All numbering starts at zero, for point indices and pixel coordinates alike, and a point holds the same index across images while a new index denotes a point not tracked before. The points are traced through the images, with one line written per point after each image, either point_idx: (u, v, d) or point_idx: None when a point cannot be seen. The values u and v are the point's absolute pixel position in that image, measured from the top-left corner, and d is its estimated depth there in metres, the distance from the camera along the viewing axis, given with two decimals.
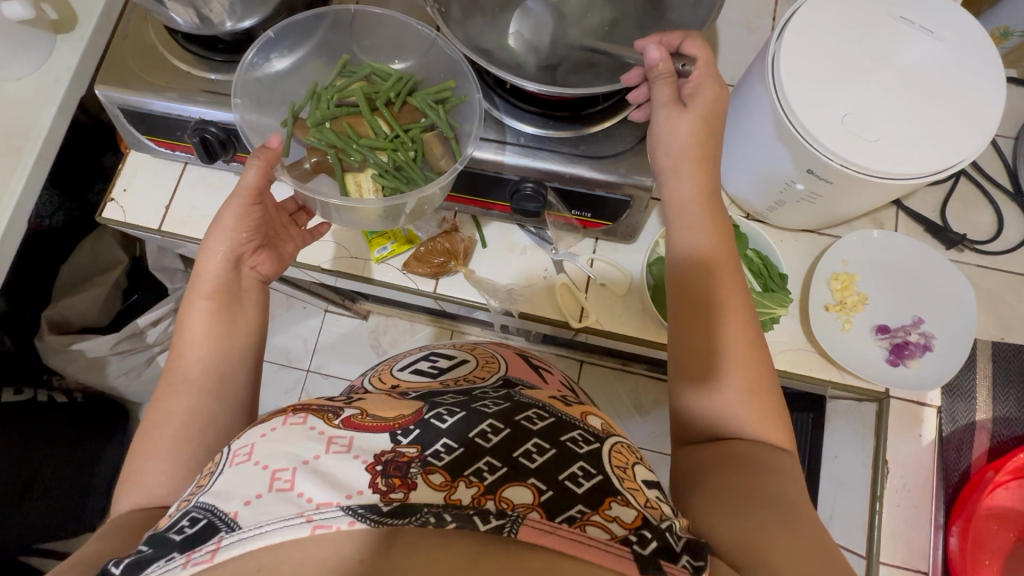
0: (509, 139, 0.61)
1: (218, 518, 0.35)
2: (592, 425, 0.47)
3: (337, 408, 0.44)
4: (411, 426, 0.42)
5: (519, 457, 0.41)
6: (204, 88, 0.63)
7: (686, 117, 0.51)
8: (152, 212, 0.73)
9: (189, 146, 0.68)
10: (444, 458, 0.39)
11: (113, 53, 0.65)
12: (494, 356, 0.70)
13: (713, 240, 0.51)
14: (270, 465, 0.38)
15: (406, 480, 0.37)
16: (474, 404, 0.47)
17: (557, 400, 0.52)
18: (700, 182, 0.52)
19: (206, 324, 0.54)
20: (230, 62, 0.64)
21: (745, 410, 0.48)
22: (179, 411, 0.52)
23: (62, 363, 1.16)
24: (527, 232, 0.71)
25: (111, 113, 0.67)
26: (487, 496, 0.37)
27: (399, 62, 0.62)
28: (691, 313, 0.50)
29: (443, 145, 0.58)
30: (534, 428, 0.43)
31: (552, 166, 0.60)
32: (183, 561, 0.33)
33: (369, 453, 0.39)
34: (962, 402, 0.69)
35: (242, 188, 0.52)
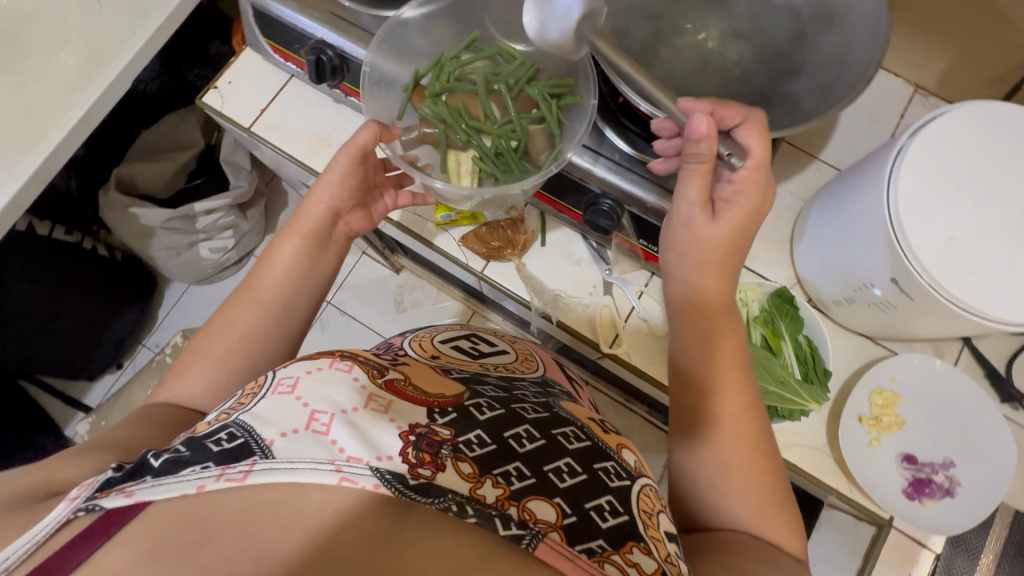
0: (603, 151, 0.60)
1: (254, 440, 0.35)
2: (626, 460, 0.49)
3: (381, 368, 0.47)
4: (449, 409, 0.44)
5: (550, 473, 0.41)
6: (331, 10, 0.65)
7: (714, 226, 0.52)
8: (247, 111, 0.75)
9: (302, 61, 0.70)
10: (475, 449, 0.40)
11: None
12: (532, 356, 0.72)
13: (728, 333, 0.53)
14: (310, 404, 0.39)
15: (436, 460, 0.38)
16: (513, 404, 0.48)
17: (594, 424, 0.54)
18: (722, 278, 0.54)
19: (295, 257, 0.58)
20: None
21: (754, 501, 0.48)
22: (240, 328, 0.55)
23: (116, 220, 1.22)
24: (588, 245, 0.70)
25: (243, 9, 0.69)
26: (511, 502, 0.37)
27: (524, 44, 0.62)
28: (699, 392, 0.52)
29: (547, 141, 0.58)
30: (569, 447, 0.45)
31: (636, 189, 0.60)
32: (216, 474, 0.34)
33: (405, 421, 0.40)
34: (964, 557, 0.66)
35: (353, 145, 0.57)
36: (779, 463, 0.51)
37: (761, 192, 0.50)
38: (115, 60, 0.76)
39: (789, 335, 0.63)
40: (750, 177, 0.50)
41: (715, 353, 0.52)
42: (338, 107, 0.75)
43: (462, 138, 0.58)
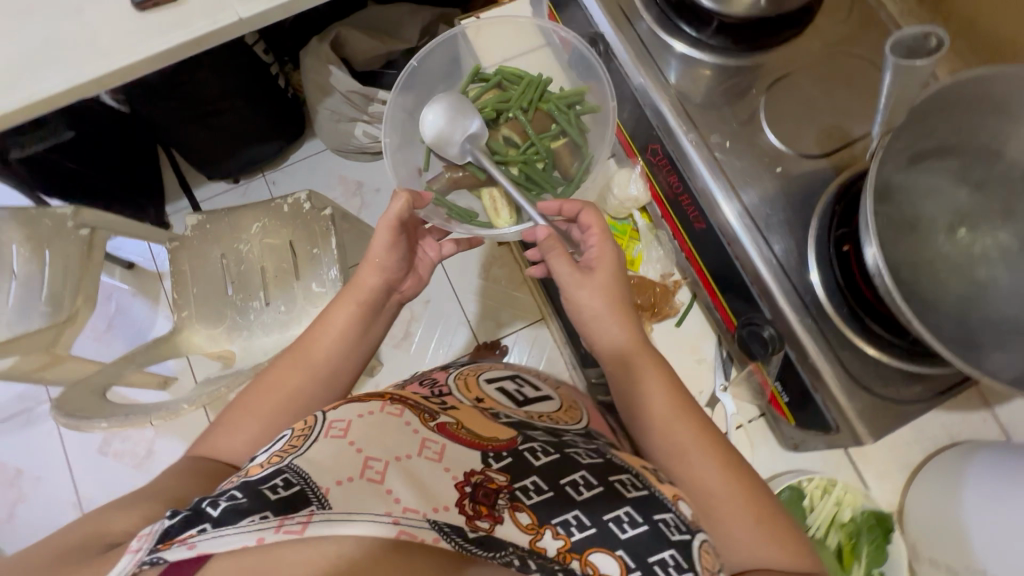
0: (793, 278, 0.60)
1: (311, 491, 0.45)
2: (682, 511, 0.57)
3: (433, 413, 0.62)
4: (503, 455, 0.57)
5: (610, 522, 0.52)
6: (628, 17, 0.71)
7: (592, 289, 0.75)
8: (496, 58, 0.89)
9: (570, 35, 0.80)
10: (530, 498, 0.52)
11: None
12: (574, 407, 0.82)
13: (659, 380, 0.70)
14: (366, 451, 0.51)
15: (492, 513, 0.50)
16: (566, 452, 0.60)
17: (648, 471, 0.62)
18: (632, 331, 0.73)
19: (346, 325, 0.76)
20: (659, 15, 0.70)
21: (749, 524, 0.61)
22: (286, 391, 0.71)
23: (309, 67, 1.28)
24: (718, 352, 0.78)
25: None
26: (573, 555, 0.49)
27: (787, 146, 0.63)
28: (650, 425, 0.68)
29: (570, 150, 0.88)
30: (627, 494, 0.55)
31: (805, 335, 0.58)
32: (276, 525, 0.41)
33: (461, 472, 0.53)
34: None
35: (390, 216, 0.77)
36: (761, 486, 0.64)
37: (609, 245, 0.75)
38: None
39: (861, 559, 0.78)
40: (603, 242, 0.75)
41: (649, 394, 0.69)
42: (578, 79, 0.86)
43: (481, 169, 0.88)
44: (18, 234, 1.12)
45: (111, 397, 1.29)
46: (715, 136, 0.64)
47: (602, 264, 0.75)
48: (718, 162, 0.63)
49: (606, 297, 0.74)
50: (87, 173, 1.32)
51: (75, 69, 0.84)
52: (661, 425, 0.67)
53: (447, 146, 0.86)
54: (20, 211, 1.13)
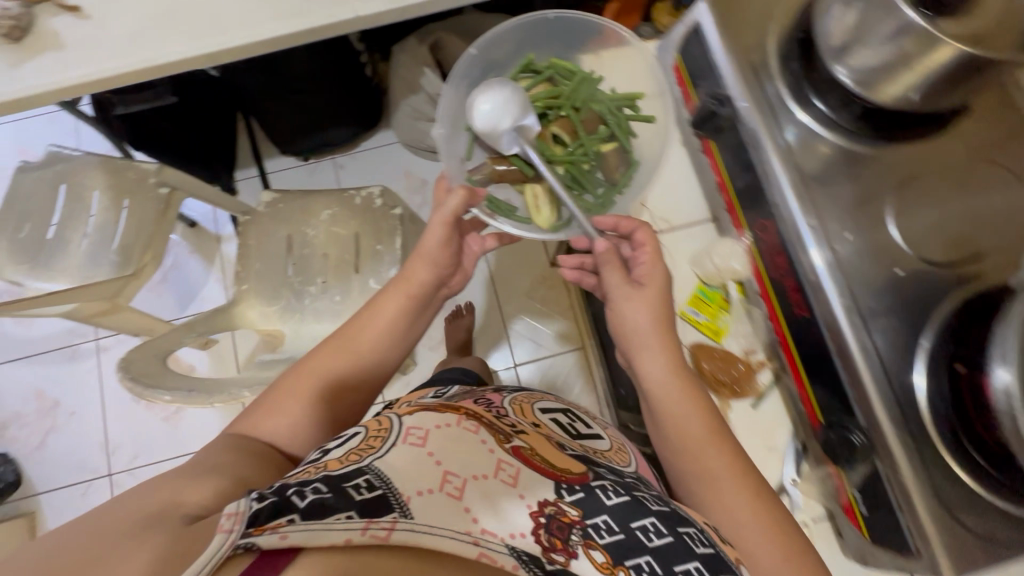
0: (899, 384, 0.58)
1: (393, 499, 0.47)
2: (743, 575, 0.59)
3: (507, 435, 0.64)
4: (575, 487, 0.58)
5: (678, 574, 0.53)
6: (761, 84, 0.69)
7: (644, 303, 0.75)
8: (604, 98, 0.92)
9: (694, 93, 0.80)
10: (602, 536, 0.53)
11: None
12: (625, 450, 0.78)
13: (694, 408, 0.71)
14: (445, 466, 0.54)
15: (566, 545, 0.51)
16: (635, 493, 0.60)
17: (714, 528, 0.63)
18: (671, 355, 0.73)
19: (397, 316, 0.80)
20: (794, 88, 0.68)
21: (774, 560, 0.63)
22: (332, 375, 0.75)
23: (402, 64, 1.30)
24: (793, 443, 0.78)
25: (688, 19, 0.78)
26: None
27: (912, 247, 0.61)
28: (681, 449, 0.70)
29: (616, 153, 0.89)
30: (694, 549, 0.56)
31: (902, 445, 0.57)
32: (362, 526, 0.41)
33: (535, 500, 0.54)
34: None
35: (446, 216, 0.80)
36: (791, 525, 0.66)
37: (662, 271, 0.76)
38: None
39: None
40: (653, 261, 0.76)
41: (681, 418, 0.71)
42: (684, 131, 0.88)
43: (528, 164, 0.86)
44: (101, 179, 1.18)
45: (170, 360, 1.35)
46: (839, 225, 0.63)
47: (649, 289, 0.75)
48: (843, 254, 0.61)
49: (652, 319, 0.74)
50: (178, 134, 1.37)
51: (191, 40, 0.86)
52: (692, 457, 0.69)
53: (496, 137, 0.85)
54: (108, 160, 1.17)
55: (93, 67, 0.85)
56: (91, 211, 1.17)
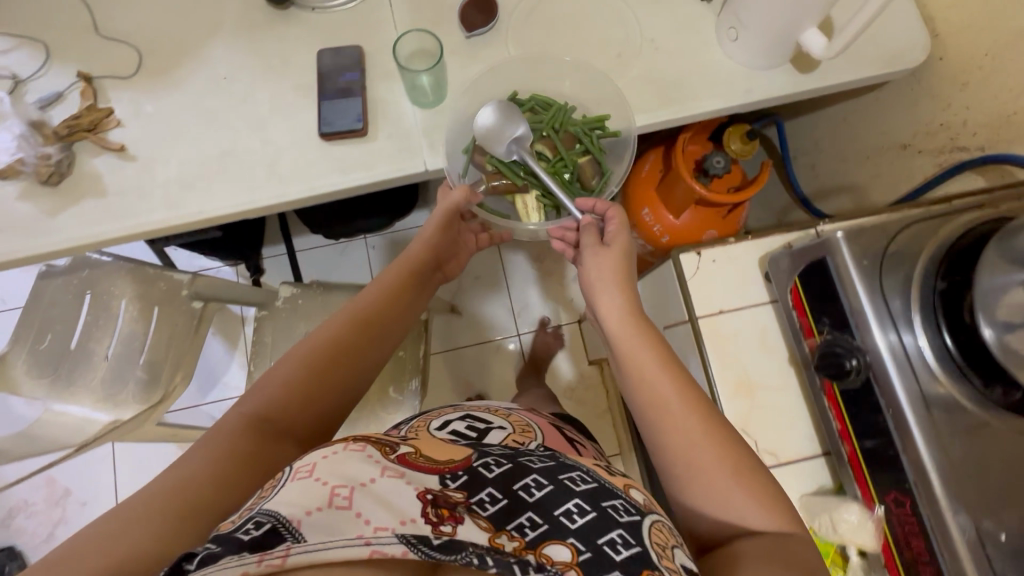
0: None
1: (283, 530, 0.45)
2: (634, 498, 0.57)
3: (393, 446, 0.60)
4: (459, 473, 0.57)
5: (561, 516, 0.52)
6: (906, 343, 0.60)
7: (609, 254, 0.76)
8: (706, 303, 0.73)
9: (814, 337, 0.66)
10: (487, 507, 0.53)
11: (880, 230, 0.64)
12: (529, 428, 0.80)
13: (659, 345, 0.67)
14: (330, 483, 0.51)
15: (453, 514, 0.50)
16: (518, 459, 0.60)
17: (601, 470, 0.63)
18: (628, 300, 0.72)
19: (393, 280, 0.80)
20: (946, 352, 0.58)
21: (722, 475, 0.56)
22: (325, 336, 0.70)
23: None
24: None
25: (810, 242, 0.67)
26: (529, 549, 0.49)
27: None
28: (648, 386, 0.64)
29: (592, 168, 0.92)
30: (576, 489, 0.55)
31: None
32: (256, 559, 0.42)
33: (419, 484, 0.54)
34: None
35: (437, 221, 0.84)
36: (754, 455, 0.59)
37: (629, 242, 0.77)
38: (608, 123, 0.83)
39: None
40: (617, 228, 0.78)
41: (637, 357, 0.67)
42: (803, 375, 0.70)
43: (517, 173, 0.89)
44: (131, 287, 1.11)
45: None
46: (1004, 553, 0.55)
47: (613, 250, 0.76)
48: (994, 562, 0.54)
49: (615, 262, 0.75)
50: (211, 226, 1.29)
51: (251, 193, 0.79)
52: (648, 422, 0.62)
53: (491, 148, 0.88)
54: (138, 266, 1.11)
55: (145, 218, 0.78)
56: (120, 319, 1.10)
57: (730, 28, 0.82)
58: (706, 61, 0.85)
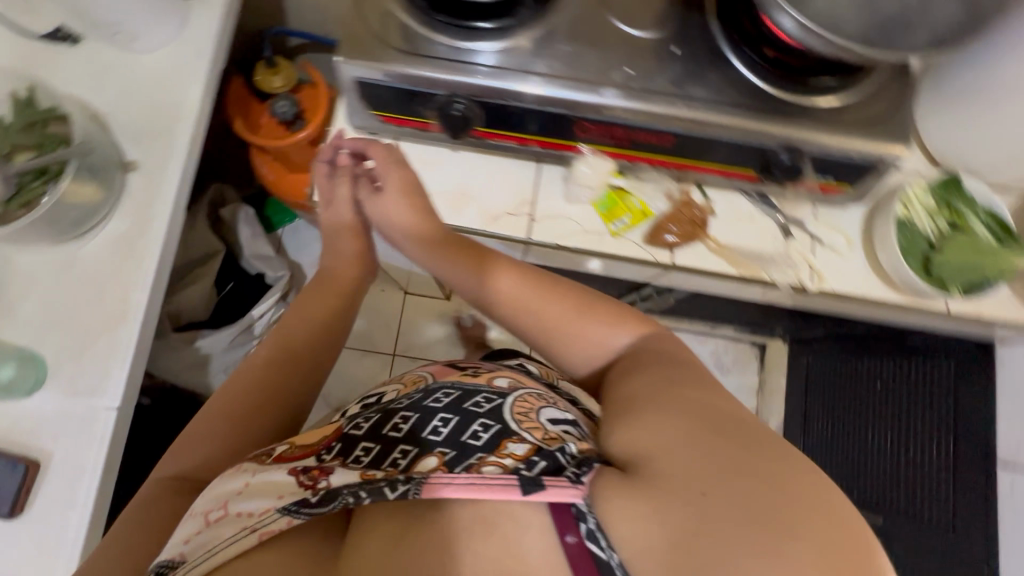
0: (733, 101, 0.62)
1: (169, 564, 0.52)
2: (498, 386, 0.60)
3: (271, 447, 0.59)
4: (334, 444, 0.57)
5: (427, 435, 0.52)
6: (444, 57, 0.60)
7: (383, 197, 0.67)
8: (369, 194, 0.69)
9: (426, 121, 0.65)
10: (363, 460, 0.52)
11: (350, 23, 0.61)
12: (421, 374, 0.68)
13: (423, 224, 0.67)
14: (207, 508, 0.54)
15: (324, 469, 0.52)
16: (388, 407, 0.58)
17: (465, 374, 0.63)
18: (412, 214, 0.67)
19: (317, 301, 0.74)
20: (468, 31, 0.61)
21: (589, 320, 0.61)
22: (258, 361, 0.69)
23: (169, 364, 1.07)
24: (752, 200, 0.72)
25: (340, 86, 0.63)
26: (401, 473, 0.50)
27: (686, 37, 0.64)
28: (472, 253, 0.66)
29: (58, 121, 0.71)
30: (440, 406, 0.55)
31: (807, 133, 0.62)
32: None
33: (293, 466, 0.54)
34: None
35: (343, 221, 0.74)
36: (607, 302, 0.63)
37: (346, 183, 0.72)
38: (161, 201, 0.76)
39: (968, 210, 0.67)
40: (387, 160, 0.67)
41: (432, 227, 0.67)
42: (478, 156, 0.71)
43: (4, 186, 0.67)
44: None
45: None
46: (658, 92, 0.61)
47: (392, 188, 0.67)
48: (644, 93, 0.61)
49: (402, 201, 0.67)
50: None
51: None
52: (487, 266, 0.64)
53: None
54: None
55: None
56: None
57: (116, 35, 0.75)
58: (141, 72, 0.78)
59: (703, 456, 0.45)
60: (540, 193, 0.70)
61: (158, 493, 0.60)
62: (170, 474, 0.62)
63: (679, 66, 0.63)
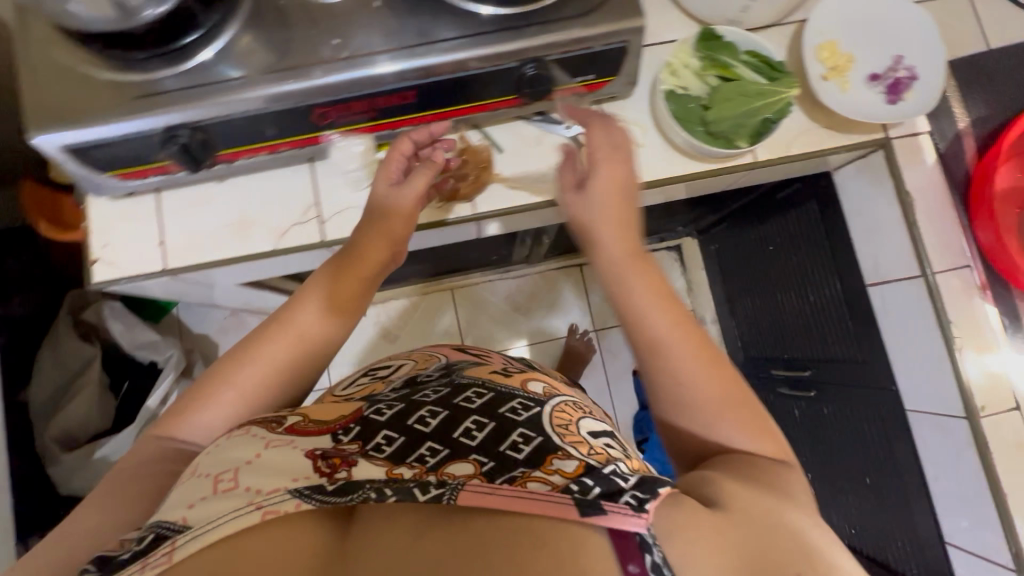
0: (463, 31, 0.59)
1: (166, 528, 0.43)
2: (532, 391, 0.59)
3: (281, 416, 0.54)
4: (352, 426, 0.53)
5: (461, 436, 0.51)
6: (149, 93, 0.56)
7: (590, 198, 0.56)
8: (148, 254, 0.65)
9: (164, 164, 0.61)
10: (385, 449, 0.49)
11: (32, 90, 0.55)
12: (432, 354, 0.75)
13: (625, 241, 0.55)
14: (214, 471, 0.47)
15: (347, 461, 0.47)
16: (415, 396, 0.57)
17: (496, 374, 0.63)
18: (614, 224, 0.56)
19: (342, 286, 0.60)
20: (162, 57, 0.56)
21: (714, 395, 0.50)
22: (279, 354, 0.57)
23: (88, 481, 1.05)
24: (534, 122, 0.72)
25: (55, 162, 0.58)
26: (429, 472, 0.46)
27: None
28: (636, 262, 0.55)
29: None
30: (473, 406, 0.54)
31: (545, 39, 0.59)
32: (140, 566, 0.41)
33: (308, 446, 0.50)
34: (945, 120, 0.74)
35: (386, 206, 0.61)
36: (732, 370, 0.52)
37: (428, 176, 0.61)
38: None
39: (736, 61, 0.66)
40: (430, 160, 0.62)
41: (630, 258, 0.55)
42: (246, 177, 0.67)
43: None
44: None
45: None
46: (382, 50, 0.57)
47: (609, 173, 0.57)
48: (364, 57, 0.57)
49: (620, 240, 0.55)
50: None
51: None
52: (641, 258, 0.56)
53: None
54: None
55: None
56: None
57: None
58: None
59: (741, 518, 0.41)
60: (321, 193, 0.67)
61: (160, 458, 0.53)
62: (168, 436, 0.54)
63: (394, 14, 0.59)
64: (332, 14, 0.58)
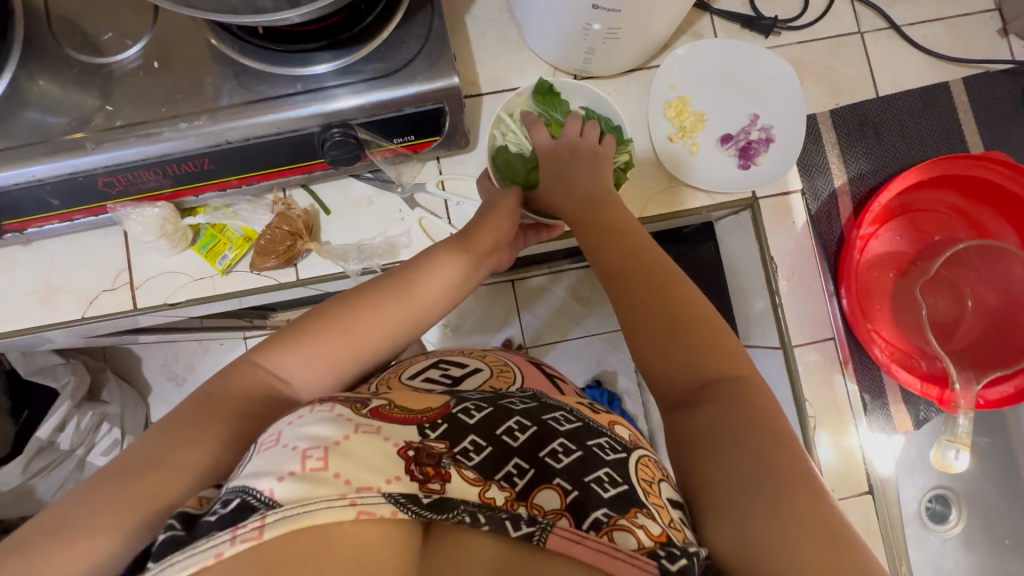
0: (258, 93, 0.54)
1: (254, 496, 0.31)
2: (621, 435, 0.47)
3: (364, 398, 0.42)
4: (438, 421, 0.42)
5: (546, 457, 0.41)
6: None
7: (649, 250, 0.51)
8: None
9: None
10: (473, 458, 0.39)
11: None
12: (508, 365, 0.61)
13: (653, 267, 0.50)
14: (299, 444, 0.35)
15: (440, 469, 0.37)
16: (501, 401, 0.47)
17: (583, 406, 0.52)
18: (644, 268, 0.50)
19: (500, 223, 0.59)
20: None
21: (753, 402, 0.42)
22: (423, 286, 0.53)
23: None
24: (365, 180, 0.65)
25: None
26: (518, 501, 0.38)
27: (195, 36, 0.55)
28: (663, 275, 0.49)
29: None
30: (562, 429, 0.44)
31: (346, 102, 0.54)
32: (230, 536, 0.29)
33: (400, 438, 0.38)
34: (820, 176, 0.69)
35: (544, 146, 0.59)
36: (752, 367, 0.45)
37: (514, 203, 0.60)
38: None
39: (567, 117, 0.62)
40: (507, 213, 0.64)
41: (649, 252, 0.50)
42: (52, 240, 0.63)
43: None
44: None
45: None
46: (159, 118, 0.53)
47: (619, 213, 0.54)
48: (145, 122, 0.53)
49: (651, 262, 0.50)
50: None
51: None
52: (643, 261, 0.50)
53: None
54: None
55: None
56: None
57: None
58: None
59: (803, 535, 0.34)
60: (134, 258, 0.64)
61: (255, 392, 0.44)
62: (267, 367, 0.45)
63: (182, 74, 0.54)
64: (111, 77, 0.54)
